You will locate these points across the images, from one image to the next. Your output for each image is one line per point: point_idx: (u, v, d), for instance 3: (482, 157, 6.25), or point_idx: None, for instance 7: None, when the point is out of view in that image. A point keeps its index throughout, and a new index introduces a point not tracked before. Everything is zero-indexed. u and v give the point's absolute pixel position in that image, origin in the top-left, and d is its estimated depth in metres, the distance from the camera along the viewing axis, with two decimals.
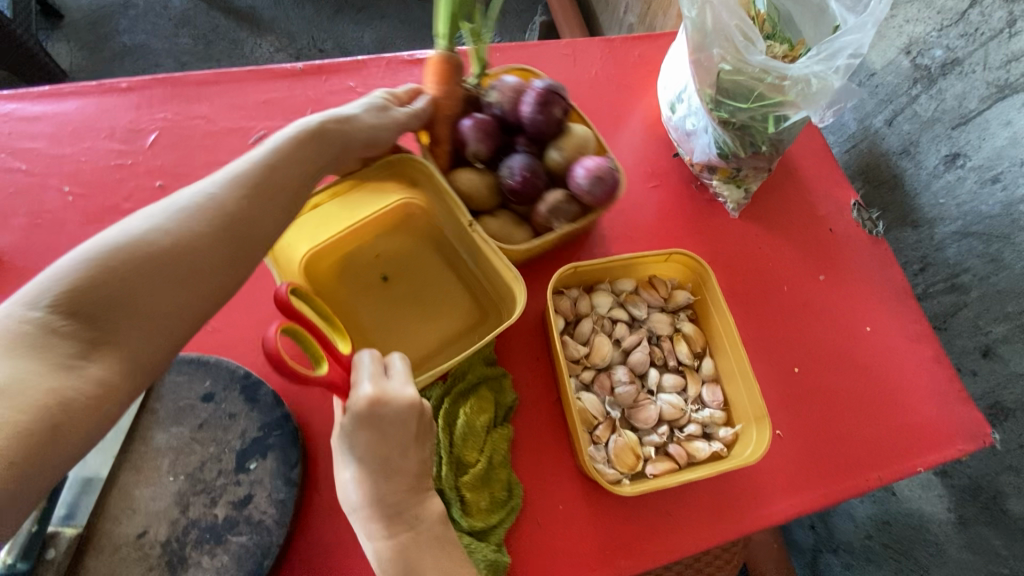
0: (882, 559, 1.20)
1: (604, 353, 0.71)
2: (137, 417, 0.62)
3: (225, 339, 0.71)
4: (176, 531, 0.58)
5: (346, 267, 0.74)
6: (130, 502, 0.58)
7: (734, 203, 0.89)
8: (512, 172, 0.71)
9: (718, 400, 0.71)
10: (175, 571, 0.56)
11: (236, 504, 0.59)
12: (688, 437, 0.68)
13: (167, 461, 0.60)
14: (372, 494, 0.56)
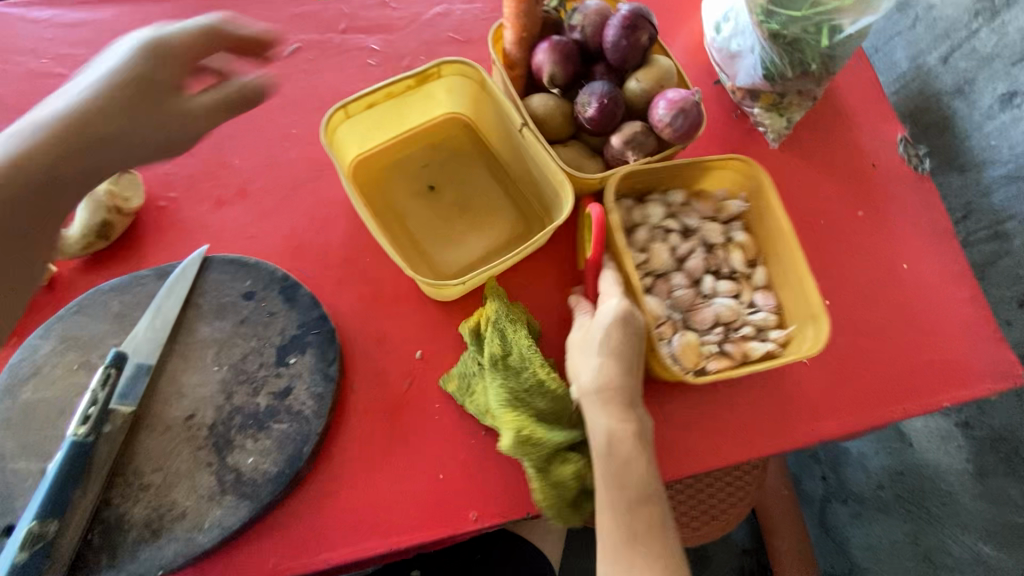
0: (892, 507, 1.21)
1: (661, 259, 0.71)
2: (183, 310, 0.64)
3: (264, 245, 0.73)
4: (222, 415, 0.61)
5: (396, 173, 0.80)
6: (179, 387, 0.61)
7: (776, 133, 0.85)
8: (591, 101, 0.70)
9: (772, 305, 0.72)
10: (221, 451, 0.60)
11: (278, 394, 0.62)
12: (744, 338, 0.69)
13: (211, 352, 0.63)
14: (612, 389, 0.60)
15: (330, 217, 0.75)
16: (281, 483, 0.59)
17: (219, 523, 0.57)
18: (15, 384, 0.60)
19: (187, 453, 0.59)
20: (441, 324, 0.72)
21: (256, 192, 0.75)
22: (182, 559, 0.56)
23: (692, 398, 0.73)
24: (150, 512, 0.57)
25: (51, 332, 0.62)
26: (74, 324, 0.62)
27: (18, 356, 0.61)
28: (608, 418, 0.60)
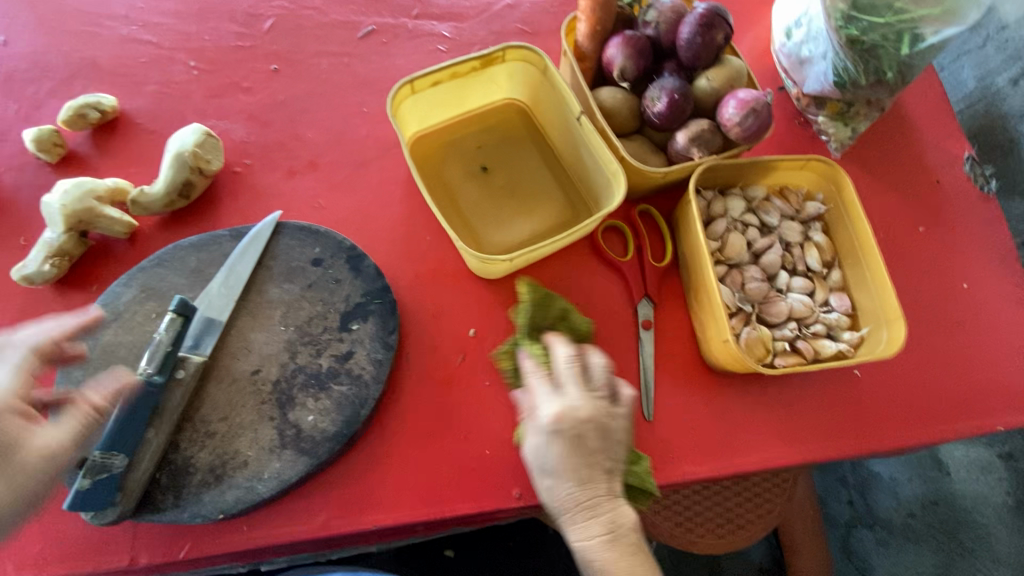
0: (923, 538, 1.27)
1: (737, 250, 0.72)
2: (254, 270, 0.67)
3: (330, 216, 0.75)
4: (286, 373, 0.63)
5: (452, 154, 0.81)
6: (247, 343, 0.64)
7: (838, 143, 0.86)
8: (660, 97, 0.71)
9: (844, 306, 0.73)
10: (284, 407, 0.62)
11: (339, 358, 0.64)
12: (815, 335, 0.71)
13: (279, 312, 0.65)
14: (573, 501, 0.56)
15: (394, 193, 0.77)
16: (339, 443, 0.61)
17: (278, 475, 0.59)
18: (97, 327, 0.63)
19: (251, 406, 0.61)
20: (495, 305, 0.73)
21: (326, 166, 0.78)
22: (242, 506, 0.58)
23: (757, 398, 0.71)
24: (215, 459, 0.59)
25: (133, 281, 0.65)
26: (153, 275, 0.66)
27: (102, 301, 0.64)
28: (571, 501, 0.56)
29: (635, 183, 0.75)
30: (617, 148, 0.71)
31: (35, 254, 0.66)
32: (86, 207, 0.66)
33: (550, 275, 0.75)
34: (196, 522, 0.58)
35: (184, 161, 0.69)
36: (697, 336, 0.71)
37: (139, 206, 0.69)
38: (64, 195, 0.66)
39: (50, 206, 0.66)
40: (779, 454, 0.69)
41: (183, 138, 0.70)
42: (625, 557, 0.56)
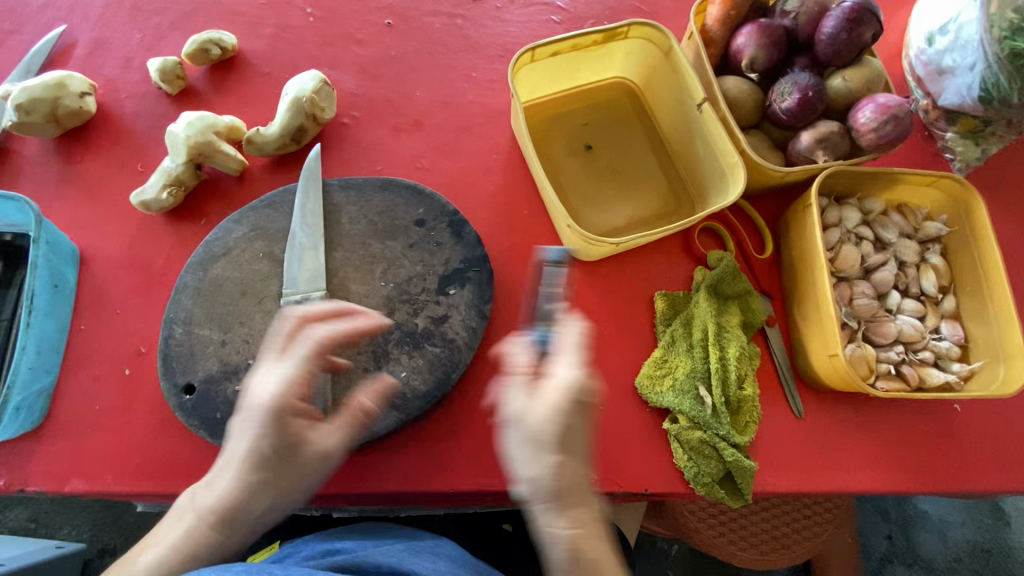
0: None
1: (850, 262, 0.69)
2: (359, 225, 0.67)
3: (431, 179, 0.75)
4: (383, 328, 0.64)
5: (556, 128, 0.79)
6: (348, 294, 0.65)
7: (963, 162, 0.80)
8: (790, 92, 0.67)
9: (956, 336, 0.69)
10: (378, 361, 0.62)
11: (435, 320, 0.65)
12: (921, 362, 0.67)
13: (380, 268, 0.66)
14: (568, 482, 0.45)
15: (495, 163, 0.76)
16: (429, 403, 0.62)
17: (368, 426, 0.61)
18: (207, 260, 0.65)
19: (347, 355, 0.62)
20: (587, 288, 0.71)
21: (431, 127, 0.77)
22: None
23: (850, 419, 0.68)
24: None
25: (244, 220, 0.67)
26: (263, 216, 0.67)
27: (214, 235, 0.66)
28: (544, 481, 0.45)
29: (750, 179, 0.72)
30: (739, 142, 0.68)
31: (154, 180, 0.68)
32: (203, 139, 0.67)
33: (647, 263, 0.73)
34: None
35: (300, 105, 0.69)
36: (796, 346, 0.69)
37: (252, 145, 0.70)
38: (186, 126, 0.67)
39: (173, 136, 0.67)
40: (865, 479, 0.66)
41: (301, 83, 0.70)
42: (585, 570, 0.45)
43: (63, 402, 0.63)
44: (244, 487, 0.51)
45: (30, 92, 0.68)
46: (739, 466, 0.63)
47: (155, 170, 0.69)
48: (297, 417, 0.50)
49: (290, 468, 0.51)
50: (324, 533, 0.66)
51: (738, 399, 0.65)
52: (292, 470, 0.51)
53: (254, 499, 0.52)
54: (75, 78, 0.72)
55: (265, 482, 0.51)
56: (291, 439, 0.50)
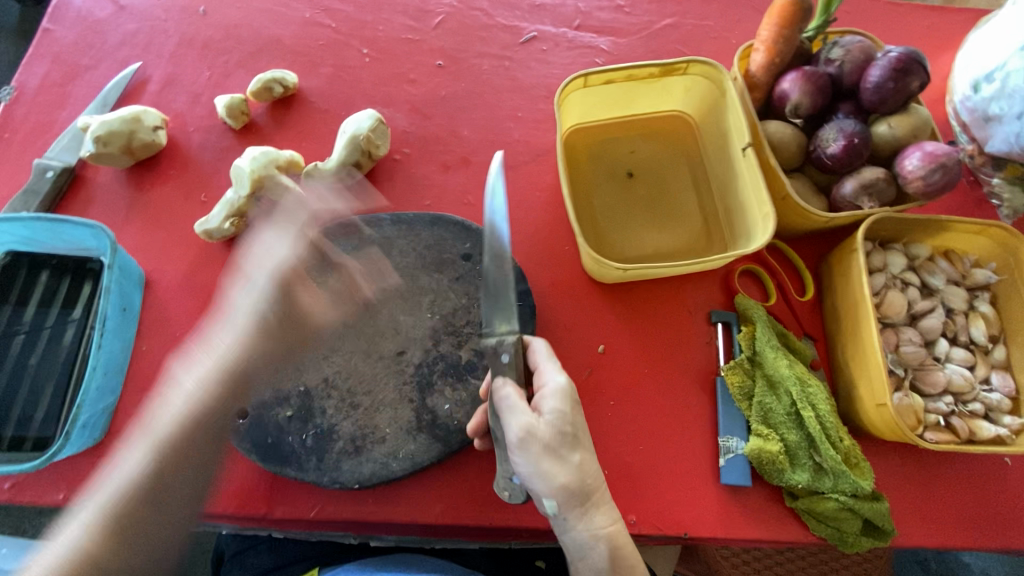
0: None
1: (897, 309, 0.68)
2: (408, 258, 0.70)
3: (477, 214, 0.77)
4: (428, 359, 0.65)
5: (601, 155, 0.81)
6: (395, 325, 0.67)
7: (1011, 209, 0.79)
8: (834, 138, 0.68)
9: (1008, 388, 0.67)
10: (423, 391, 0.64)
11: (479, 352, 0.66)
12: (972, 414, 0.66)
13: (427, 299, 0.68)
14: (543, 464, 0.54)
15: (538, 200, 0.78)
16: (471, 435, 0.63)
17: (412, 457, 0.62)
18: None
19: (393, 384, 0.64)
20: (627, 326, 0.72)
21: (478, 164, 0.80)
22: (375, 480, 0.61)
23: (896, 469, 0.66)
24: (356, 430, 0.62)
25: (300, 250, 0.69)
26: (319, 247, 0.70)
27: None
28: (560, 487, 0.54)
29: (794, 222, 0.72)
30: (781, 182, 0.69)
31: (218, 210, 0.72)
32: (267, 173, 0.71)
33: (689, 302, 0.73)
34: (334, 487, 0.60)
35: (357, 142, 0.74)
36: (841, 392, 0.68)
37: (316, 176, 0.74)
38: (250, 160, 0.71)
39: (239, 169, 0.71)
40: (913, 533, 0.64)
41: (359, 121, 0.74)
42: (626, 555, 0.56)
43: (122, 420, 0.66)
44: (236, 364, 0.61)
45: (110, 126, 0.74)
46: (876, 512, 0.61)
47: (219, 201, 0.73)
48: (286, 230, 0.67)
49: (281, 345, 0.65)
50: (362, 562, 0.67)
51: (843, 451, 0.63)
52: (271, 333, 0.64)
53: (207, 410, 0.60)
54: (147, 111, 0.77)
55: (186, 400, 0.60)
56: (270, 317, 0.64)
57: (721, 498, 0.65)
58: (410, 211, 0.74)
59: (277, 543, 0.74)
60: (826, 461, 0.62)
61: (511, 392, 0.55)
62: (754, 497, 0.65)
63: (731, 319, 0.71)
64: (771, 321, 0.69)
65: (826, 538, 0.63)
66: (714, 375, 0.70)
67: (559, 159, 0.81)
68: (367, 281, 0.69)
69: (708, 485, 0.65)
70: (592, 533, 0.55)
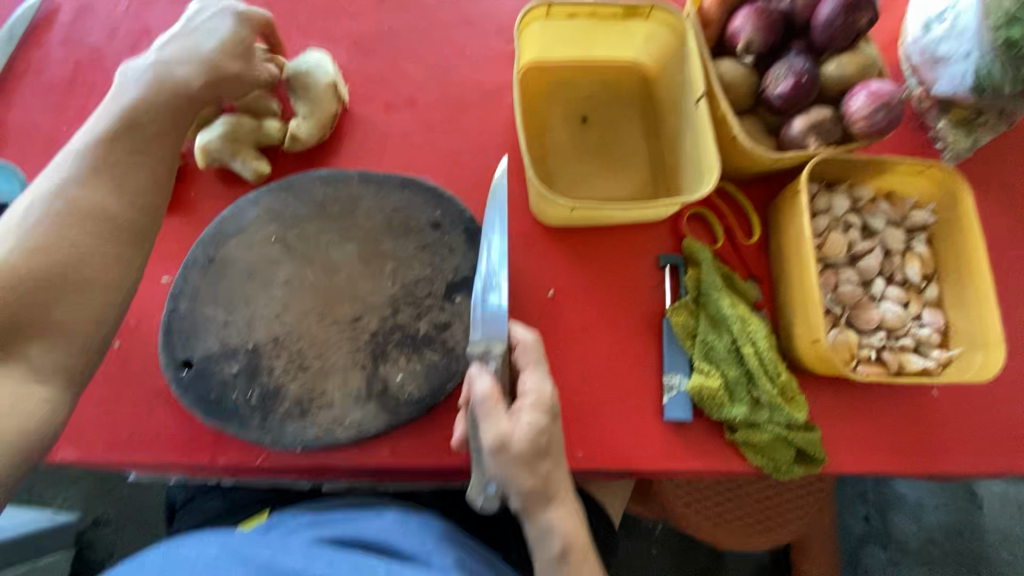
0: (939, 565, 1.23)
1: (837, 249, 0.70)
2: (366, 216, 0.67)
3: (424, 157, 0.74)
4: (385, 327, 0.64)
5: (555, 96, 0.78)
6: (354, 290, 0.65)
7: (955, 152, 0.80)
8: (782, 79, 0.68)
9: (937, 324, 0.70)
10: (376, 359, 0.63)
11: (437, 326, 0.64)
12: (902, 348, 0.69)
13: (389, 266, 0.66)
14: (511, 471, 0.54)
15: (488, 142, 0.76)
16: (420, 409, 0.62)
17: (358, 424, 0.61)
18: (219, 237, 0.64)
19: (347, 351, 0.63)
20: (576, 270, 0.72)
21: (424, 104, 0.76)
22: (319, 444, 0.60)
23: (831, 401, 0.69)
24: (303, 392, 0.61)
25: (262, 201, 0.66)
26: (279, 199, 0.66)
27: (229, 213, 0.65)
28: (524, 491, 0.55)
29: (743, 165, 0.72)
30: (730, 127, 0.68)
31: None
32: (221, 151, 0.67)
33: (639, 246, 0.73)
34: (275, 448, 0.60)
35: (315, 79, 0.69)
36: (782, 332, 0.70)
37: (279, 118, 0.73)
38: (209, 132, 0.67)
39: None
40: (842, 461, 0.68)
41: (295, 66, 0.69)
42: (578, 552, 0.58)
43: None
44: (139, 113, 0.59)
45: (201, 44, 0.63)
46: (807, 441, 0.64)
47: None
48: (186, 65, 0.61)
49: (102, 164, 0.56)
50: (316, 503, 0.67)
51: (779, 386, 0.65)
52: (170, 98, 0.60)
53: (94, 144, 0.56)
54: (173, 91, 0.60)
55: (104, 180, 0.55)
56: (172, 83, 0.61)
57: (663, 433, 0.67)
58: (382, 172, 0.71)
59: (229, 489, 0.73)
60: (763, 394, 0.64)
61: (493, 390, 0.55)
62: (695, 433, 0.67)
63: (679, 262, 0.71)
64: (718, 264, 0.70)
65: (760, 467, 0.65)
66: (660, 317, 0.71)
67: (509, 99, 0.78)
68: (328, 240, 0.66)
69: (652, 422, 0.67)
70: (548, 530, 0.57)
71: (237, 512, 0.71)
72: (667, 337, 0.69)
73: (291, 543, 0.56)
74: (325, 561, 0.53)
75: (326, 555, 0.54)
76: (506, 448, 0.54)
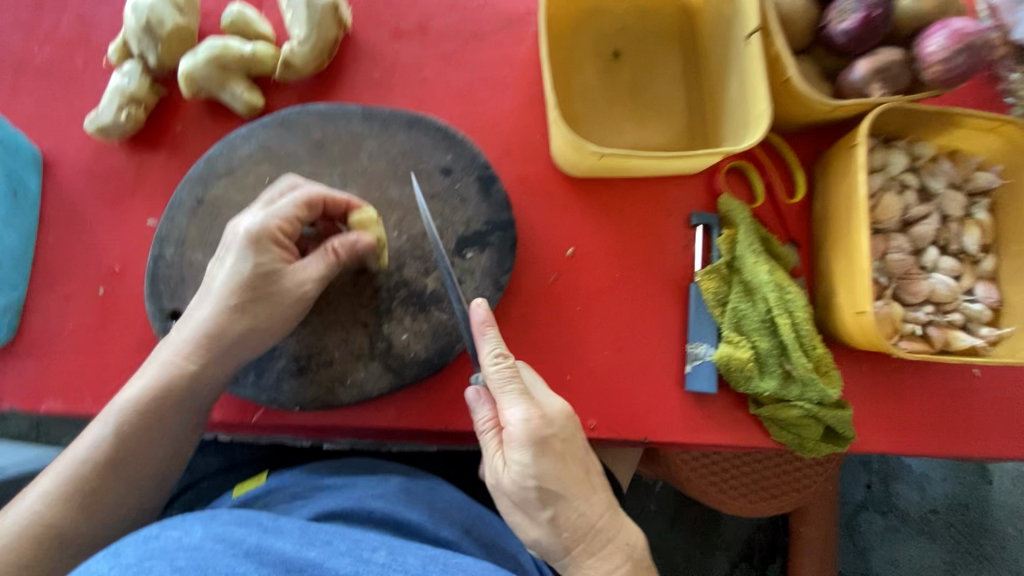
0: (939, 534, 1.23)
1: (890, 214, 0.63)
2: (369, 160, 0.61)
3: (435, 93, 0.67)
4: (389, 283, 0.59)
5: (584, 27, 0.69)
6: None
7: None
8: (851, 11, 0.59)
9: (991, 299, 0.64)
10: (379, 317, 0.58)
11: (446, 283, 0.59)
12: (949, 324, 0.63)
13: (395, 216, 0.60)
14: (516, 516, 0.52)
15: (507, 78, 0.68)
16: (426, 370, 0.58)
17: (360, 385, 0.57)
18: (209, 177, 0.58)
19: (348, 307, 0.58)
20: (599, 227, 0.66)
21: (436, 33, 0.68)
22: (319, 404, 0.56)
23: (866, 378, 0.65)
24: (301, 349, 0.57)
25: (253, 137, 0.59)
26: (274, 136, 0.60)
27: (218, 150, 0.59)
28: (535, 538, 0.52)
29: (793, 112, 0.64)
30: (785, 67, 0.60)
31: (106, 102, 0.60)
32: (205, 78, 0.60)
33: (668, 202, 0.67)
34: (272, 406, 0.56)
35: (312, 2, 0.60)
36: (820, 301, 0.64)
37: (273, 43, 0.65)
38: (195, 55, 0.59)
39: (140, 64, 0.61)
40: (872, 440, 0.64)
41: None
42: None
43: (34, 318, 0.59)
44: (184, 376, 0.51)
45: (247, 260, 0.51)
46: (838, 419, 0.60)
47: (104, 93, 0.61)
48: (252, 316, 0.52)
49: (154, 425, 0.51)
50: (311, 465, 0.63)
51: (814, 359, 0.60)
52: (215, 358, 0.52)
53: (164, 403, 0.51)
54: (229, 344, 0.52)
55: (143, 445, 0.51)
56: (226, 329, 0.51)
57: (684, 405, 0.63)
58: (387, 108, 0.64)
59: (225, 446, 0.71)
60: (796, 369, 0.59)
61: (488, 422, 0.52)
62: (719, 406, 0.63)
63: (712, 221, 0.65)
64: (755, 225, 0.64)
65: (785, 443, 0.62)
66: (687, 281, 0.65)
67: (531, 30, 0.69)
68: (327, 183, 0.60)
69: (673, 393, 0.63)
70: None
71: (235, 471, 0.68)
72: (694, 303, 0.63)
73: (284, 520, 0.50)
74: (325, 542, 0.48)
75: (323, 534, 0.49)
76: (501, 490, 0.51)
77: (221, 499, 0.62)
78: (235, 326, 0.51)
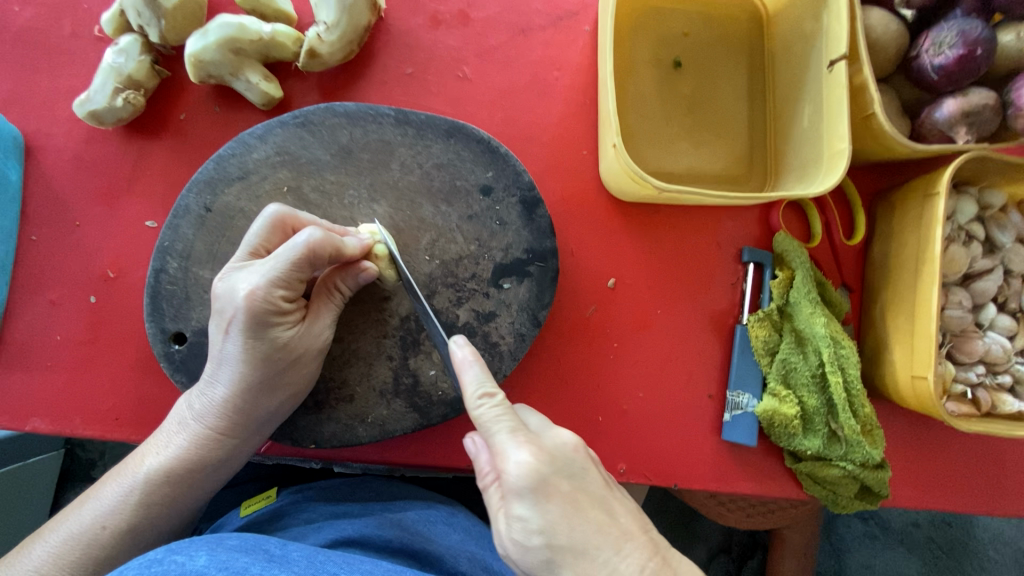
0: (919, 547, 1.18)
1: (954, 267, 0.59)
2: (402, 171, 0.54)
3: (474, 94, 0.60)
4: (416, 313, 0.53)
5: (647, 29, 0.62)
6: None
7: None
8: (949, 44, 0.53)
9: None
10: (406, 350, 0.53)
11: (480, 316, 0.54)
12: (999, 387, 0.60)
13: (427, 237, 0.54)
14: None
15: (555, 82, 0.61)
16: (453, 411, 0.53)
17: (382, 423, 0.52)
18: (219, 181, 0.51)
19: (372, 337, 0.53)
20: (643, 257, 0.61)
21: (479, 23, 0.60)
22: (336, 443, 0.52)
23: (903, 434, 0.63)
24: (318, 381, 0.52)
25: (271, 137, 0.52)
26: (295, 138, 0.53)
27: (230, 148, 0.52)
28: None
29: (868, 148, 0.59)
30: (869, 101, 0.54)
31: (100, 83, 0.52)
32: (213, 63, 0.52)
33: (719, 235, 0.62)
34: (285, 442, 0.52)
35: None
36: (868, 352, 0.61)
37: (294, 23, 0.56)
38: (204, 35, 0.51)
39: (139, 40, 0.53)
40: (904, 497, 0.62)
41: None
42: None
43: (14, 324, 0.53)
44: (206, 450, 0.49)
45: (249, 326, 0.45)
46: (876, 480, 0.58)
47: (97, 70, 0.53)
48: (275, 389, 0.48)
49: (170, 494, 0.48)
50: (323, 488, 0.61)
51: (861, 420, 0.57)
52: (238, 430, 0.49)
53: (182, 476, 0.49)
54: (248, 415, 0.48)
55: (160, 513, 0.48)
56: (251, 405, 0.48)
57: (718, 453, 0.60)
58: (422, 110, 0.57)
59: None
60: (842, 429, 0.56)
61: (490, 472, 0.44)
62: (753, 456, 0.60)
63: (766, 260, 0.60)
64: (812, 268, 0.59)
65: (817, 497, 0.60)
66: (734, 322, 0.61)
67: (586, 27, 0.61)
68: (354, 195, 0.53)
69: (707, 440, 0.60)
70: None
71: (239, 486, 0.66)
72: (736, 348, 0.60)
73: (291, 549, 0.47)
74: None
75: (331, 566, 0.45)
76: (511, 560, 0.42)
77: (228, 518, 0.60)
78: (260, 402, 0.48)
